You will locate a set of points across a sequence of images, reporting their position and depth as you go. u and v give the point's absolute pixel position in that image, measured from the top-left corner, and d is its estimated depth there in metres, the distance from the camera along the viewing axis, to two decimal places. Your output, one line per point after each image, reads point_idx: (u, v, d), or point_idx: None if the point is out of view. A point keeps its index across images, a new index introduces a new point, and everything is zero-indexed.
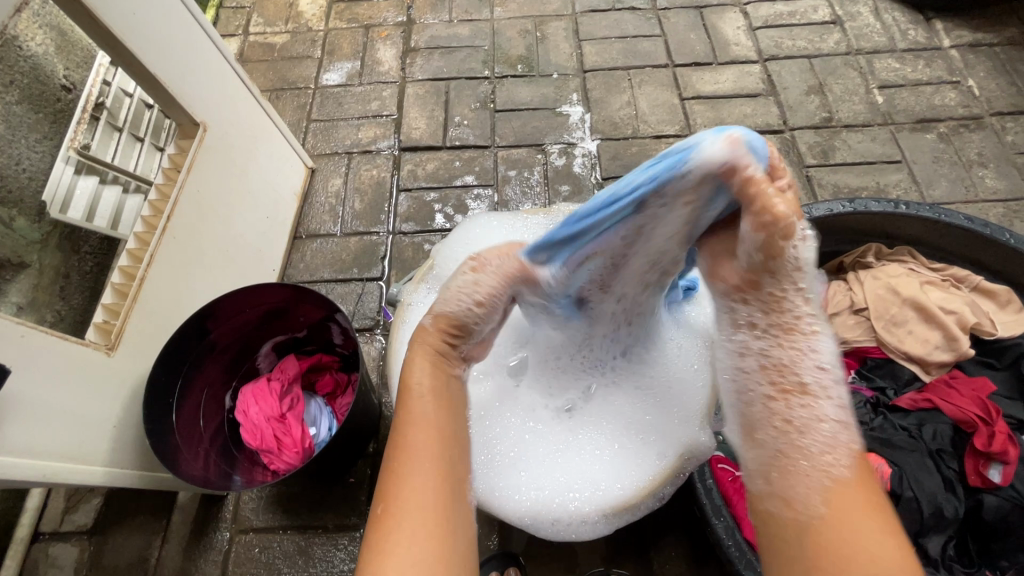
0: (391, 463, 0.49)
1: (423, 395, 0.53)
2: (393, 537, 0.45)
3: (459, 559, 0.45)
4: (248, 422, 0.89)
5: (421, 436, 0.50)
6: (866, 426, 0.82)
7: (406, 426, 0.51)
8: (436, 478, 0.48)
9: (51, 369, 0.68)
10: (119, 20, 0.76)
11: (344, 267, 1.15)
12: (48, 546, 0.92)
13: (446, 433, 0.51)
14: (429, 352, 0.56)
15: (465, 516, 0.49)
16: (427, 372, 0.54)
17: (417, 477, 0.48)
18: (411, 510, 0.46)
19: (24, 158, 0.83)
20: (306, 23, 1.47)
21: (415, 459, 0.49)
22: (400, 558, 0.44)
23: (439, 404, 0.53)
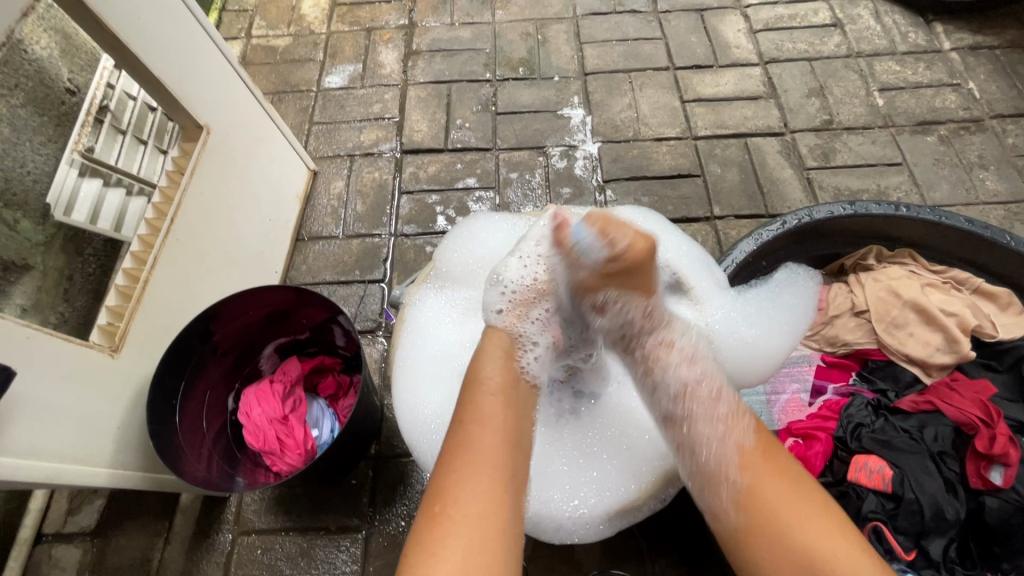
0: (449, 451, 0.58)
1: (486, 396, 0.62)
2: (450, 520, 0.53)
3: (508, 544, 0.54)
4: (251, 424, 0.90)
5: (480, 424, 0.60)
6: (867, 427, 0.82)
7: (468, 421, 0.60)
8: (491, 470, 0.57)
9: (56, 371, 0.69)
10: (123, 24, 0.76)
11: (346, 269, 1.15)
12: (51, 547, 0.92)
13: (503, 431, 0.60)
14: (493, 348, 0.69)
15: (518, 504, 0.58)
16: (496, 368, 0.66)
17: (475, 466, 0.57)
18: (466, 497, 0.54)
19: (29, 161, 0.84)
20: (309, 26, 1.48)
21: (472, 451, 0.58)
22: (456, 526, 0.53)
23: (498, 398, 0.63)
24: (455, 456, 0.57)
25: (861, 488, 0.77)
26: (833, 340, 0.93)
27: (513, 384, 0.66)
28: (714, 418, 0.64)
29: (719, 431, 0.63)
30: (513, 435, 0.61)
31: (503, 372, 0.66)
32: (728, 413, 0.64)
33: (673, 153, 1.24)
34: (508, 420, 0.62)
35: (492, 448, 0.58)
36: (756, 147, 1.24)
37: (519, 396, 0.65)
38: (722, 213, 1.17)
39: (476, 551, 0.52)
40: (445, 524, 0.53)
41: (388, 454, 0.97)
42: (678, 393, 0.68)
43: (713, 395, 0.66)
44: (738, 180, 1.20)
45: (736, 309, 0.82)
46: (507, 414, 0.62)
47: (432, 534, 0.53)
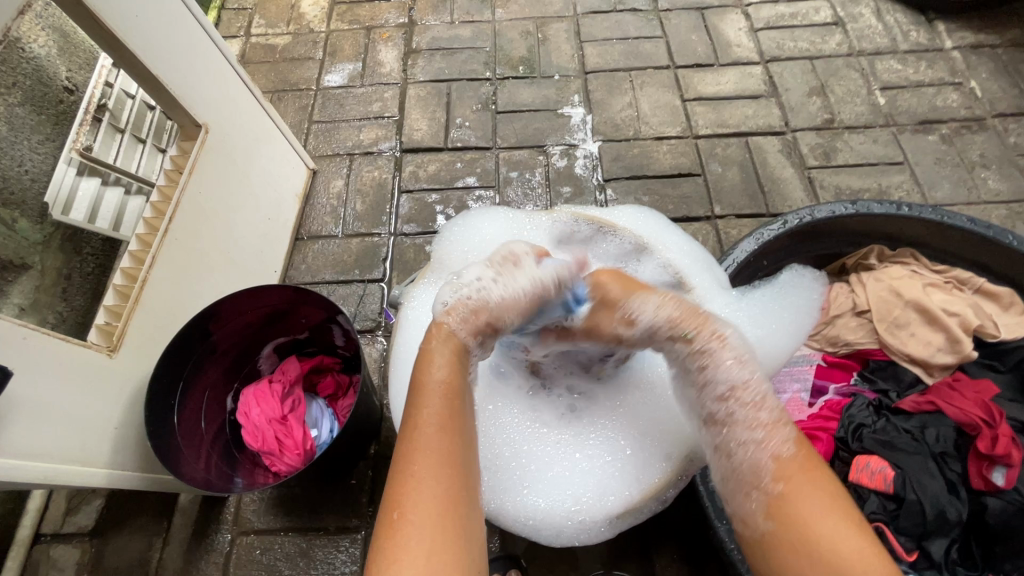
0: (400, 456, 0.57)
1: (432, 396, 0.60)
2: (406, 527, 0.52)
3: (465, 544, 0.53)
4: (250, 423, 0.89)
5: (433, 425, 0.58)
6: (868, 427, 0.82)
7: (414, 424, 0.58)
8: (445, 473, 0.56)
9: (54, 371, 0.68)
10: (122, 23, 0.76)
11: (346, 269, 1.15)
12: (49, 548, 0.92)
13: (451, 430, 0.59)
14: (440, 348, 0.64)
15: (472, 505, 0.57)
16: (442, 368, 0.62)
17: (427, 470, 0.55)
18: (420, 502, 0.54)
19: (26, 159, 0.84)
20: (308, 25, 1.47)
21: (423, 454, 0.56)
22: (414, 530, 0.52)
23: (448, 398, 0.61)
24: (406, 462, 0.56)
25: (862, 489, 0.77)
26: (835, 340, 0.93)
27: (459, 383, 0.63)
28: (753, 423, 0.62)
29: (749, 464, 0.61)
30: (461, 432, 0.59)
31: (452, 369, 0.63)
32: (769, 420, 0.62)
33: (674, 152, 1.24)
34: (456, 418, 0.60)
35: (442, 449, 0.57)
36: (757, 146, 1.24)
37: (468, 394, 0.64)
38: (722, 212, 1.16)
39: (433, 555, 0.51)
40: (402, 532, 0.52)
41: (388, 454, 0.97)
42: (722, 393, 0.65)
43: (757, 400, 0.64)
44: (739, 179, 1.20)
45: (739, 309, 0.82)
46: (454, 412, 0.60)
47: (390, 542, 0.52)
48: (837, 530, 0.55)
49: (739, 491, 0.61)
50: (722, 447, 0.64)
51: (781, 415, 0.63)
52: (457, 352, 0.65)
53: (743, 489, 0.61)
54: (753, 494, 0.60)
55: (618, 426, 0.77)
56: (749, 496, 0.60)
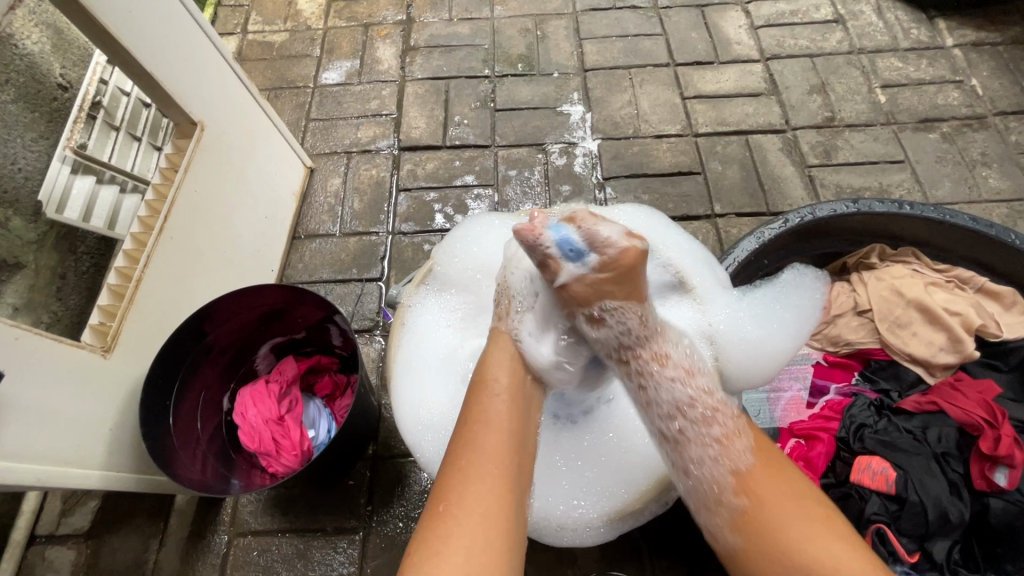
0: (453, 450, 0.59)
1: (491, 398, 0.63)
2: (455, 517, 0.53)
3: (511, 542, 0.54)
4: (247, 424, 0.88)
5: (485, 425, 0.60)
6: (870, 427, 0.81)
7: (471, 420, 0.61)
8: (498, 469, 0.57)
9: (48, 372, 0.68)
10: (116, 19, 0.75)
11: (343, 267, 1.14)
12: (44, 549, 0.91)
13: (508, 431, 0.61)
14: (502, 351, 0.69)
15: (521, 506, 0.58)
16: (503, 371, 0.67)
17: (480, 465, 0.57)
18: (471, 495, 0.55)
19: (20, 157, 0.82)
20: (306, 22, 1.46)
21: (477, 449, 0.58)
22: (460, 526, 0.53)
23: (502, 403, 0.63)
24: (461, 456, 0.58)
25: (864, 490, 0.76)
26: (835, 339, 0.93)
27: (519, 386, 0.66)
28: (707, 439, 0.64)
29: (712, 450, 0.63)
30: (519, 435, 0.62)
31: (510, 378, 0.66)
32: (723, 435, 0.63)
33: (673, 150, 1.23)
34: (513, 422, 0.62)
35: (497, 447, 0.59)
36: (757, 144, 1.23)
37: (523, 402, 0.66)
38: (722, 211, 1.16)
39: (478, 547, 0.52)
40: (451, 522, 0.53)
41: (385, 454, 0.96)
42: (671, 411, 0.66)
43: (708, 415, 0.65)
44: (739, 177, 1.19)
45: (741, 310, 0.82)
46: (512, 414, 0.63)
47: (435, 530, 0.53)
48: (826, 548, 0.55)
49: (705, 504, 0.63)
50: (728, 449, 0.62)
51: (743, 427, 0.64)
52: (518, 356, 0.69)
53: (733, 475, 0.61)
54: (726, 501, 0.61)
55: (618, 428, 0.77)
56: (721, 503, 0.62)
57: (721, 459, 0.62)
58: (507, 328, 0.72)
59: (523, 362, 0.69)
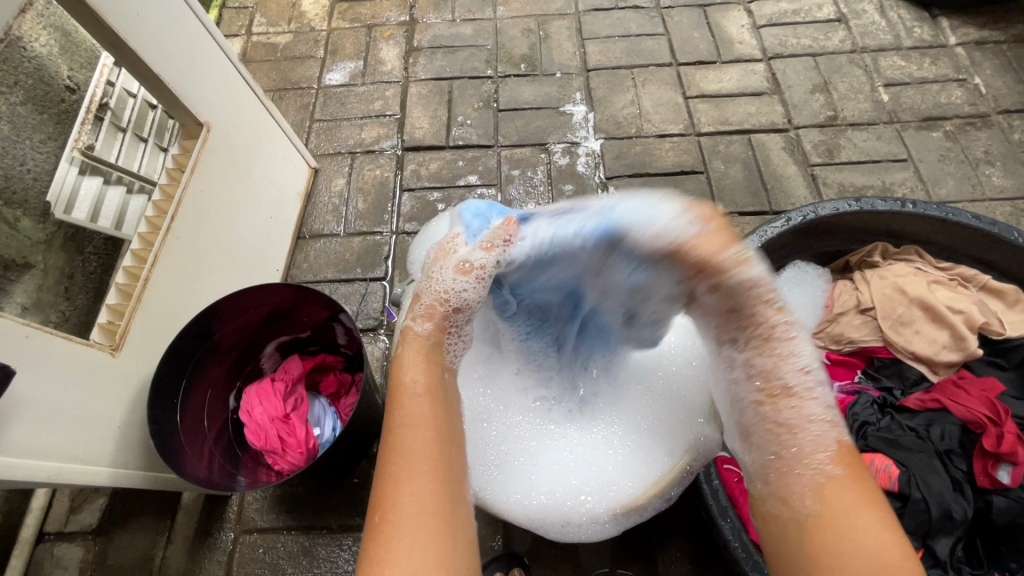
0: (382, 462, 0.55)
1: (410, 398, 0.58)
2: (396, 527, 0.50)
3: (454, 535, 0.52)
4: (253, 422, 0.89)
5: (411, 425, 0.57)
6: (872, 425, 0.81)
7: (395, 425, 0.57)
8: (429, 466, 0.54)
9: (55, 371, 0.68)
10: (123, 21, 0.76)
11: (348, 267, 1.15)
12: (53, 546, 0.92)
13: (433, 427, 0.57)
14: (414, 350, 0.63)
15: (455, 499, 0.55)
16: (417, 370, 0.61)
17: (414, 465, 0.54)
18: (405, 505, 0.51)
19: (28, 159, 0.84)
20: (309, 23, 1.47)
21: (407, 453, 0.55)
22: (400, 533, 0.50)
23: (424, 400, 0.59)
24: (390, 463, 0.54)
25: None
26: (838, 338, 0.93)
27: (437, 381, 0.62)
28: (811, 414, 0.56)
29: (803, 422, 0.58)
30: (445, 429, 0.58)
31: (427, 374, 0.61)
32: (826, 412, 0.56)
33: (676, 149, 1.24)
34: (438, 416, 0.59)
35: (425, 445, 0.56)
36: (760, 143, 1.23)
37: (444, 393, 0.62)
38: (725, 210, 1.16)
39: (425, 551, 0.49)
40: (394, 531, 0.50)
41: None
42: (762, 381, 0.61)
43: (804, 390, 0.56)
44: (742, 176, 1.20)
45: None
46: (433, 408, 0.59)
47: (378, 549, 0.50)
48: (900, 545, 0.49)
49: (776, 480, 0.56)
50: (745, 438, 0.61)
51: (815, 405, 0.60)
52: (431, 358, 0.63)
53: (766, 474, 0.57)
54: (803, 474, 0.54)
55: (623, 426, 0.78)
56: (795, 476, 0.54)
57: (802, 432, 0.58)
58: (418, 329, 0.63)
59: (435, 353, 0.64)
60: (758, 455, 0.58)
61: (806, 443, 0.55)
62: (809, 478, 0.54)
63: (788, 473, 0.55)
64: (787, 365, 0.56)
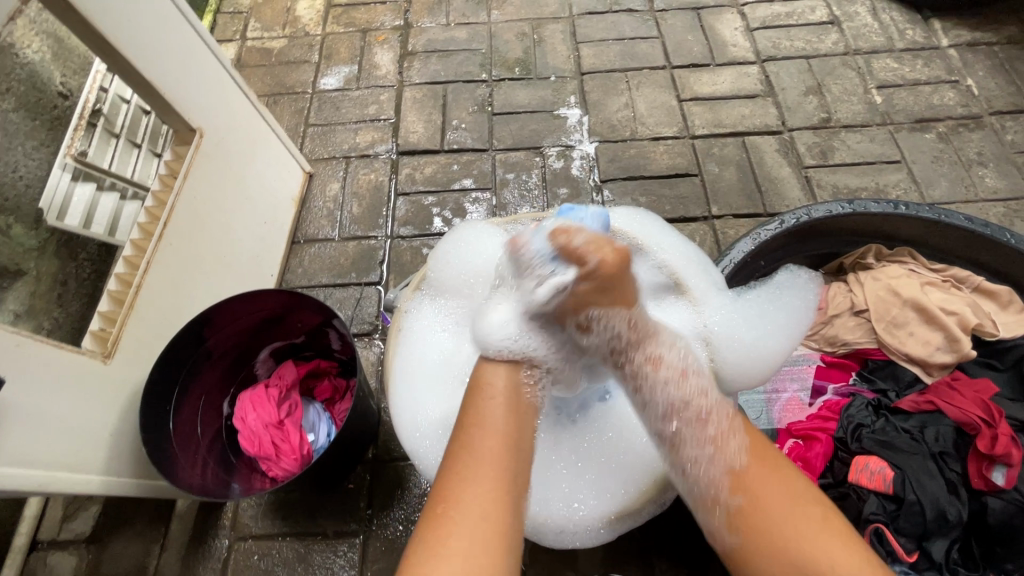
0: (456, 451, 0.60)
1: (493, 404, 0.64)
2: (453, 516, 0.54)
3: (507, 547, 0.54)
4: (247, 428, 0.89)
5: (484, 430, 0.61)
6: (867, 427, 0.81)
7: (471, 423, 0.62)
8: (495, 470, 0.58)
9: (49, 379, 0.68)
10: (113, 26, 0.76)
11: (342, 271, 1.14)
12: (46, 555, 0.92)
13: (504, 433, 0.61)
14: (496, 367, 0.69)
15: (519, 509, 0.58)
16: (500, 378, 0.67)
17: (481, 464, 0.58)
18: (469, 498, 0.56)
19: (21, 165, 0.83)
20: (304, 28, 1.47)
21: (475, 453, 0.59)
22: (458, 530, 0.53)
23: (504, 408, 0.64)
24: (460, 457, 0.59)
25: (861, 490, 0.76)
26: (833, 340, 0.93)
27: (518, 395, 0.66)
28: (702, 439, 0.64)
29: (708, 451, 0.64)
30: (516, 441, 0.62)
31: (510, 384, 0.67)
32: (716, 434, 0.64)
33: (670, 152, 1.24)
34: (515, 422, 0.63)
35: (494, 448, 0.60)
36: (754, 145, 1.24)
37: (525, 405, 0.67)
38: (720, 212, 1.16)
39: (478, 547, 0.53)
40: (450, 517, 0.54)
41: (385, 457, 0.96)
42: (666, 412, 0.67)
43: (704, 416, 0.66)
44: (736, 179, 1.20)
45: (736, 310, 0.82)
46: (512, 420, 0.63)
47: (434, 531, 0.54)
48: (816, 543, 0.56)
49: (701, 508, 0.64)
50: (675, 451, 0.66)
51: (728, 425, 0.65)
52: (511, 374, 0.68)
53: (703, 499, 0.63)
54: (716, 509, 0.63)
55: (618, 432, 0.77)
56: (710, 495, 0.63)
57: (716, 457, 0.63)
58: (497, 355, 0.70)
59: (517, 379, 0.68)
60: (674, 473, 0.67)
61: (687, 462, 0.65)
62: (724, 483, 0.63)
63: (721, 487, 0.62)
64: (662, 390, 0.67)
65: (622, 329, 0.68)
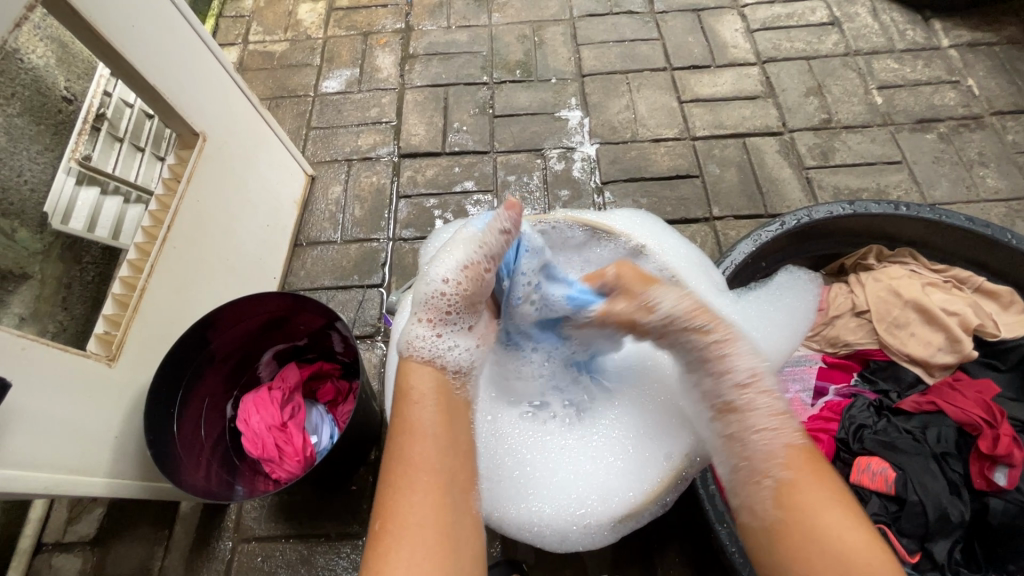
0: (390, 463, 0.59)
1: (420, 410, 0.62)
2: (392, 536, 0.54)
3: (456, 547, 0.55)
4: (250, 431, 0.89)
5: (414, 436, 0.60)
6: (869, 428, 0.81)
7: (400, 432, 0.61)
8: (429, 478, 0.57)
9: (52, 383, 0.68)
10: (118, 32, 0.76)
11: (345, 274, 1.15)
12: (51, 557, 0.92)
13: (436, 434, 0.61)
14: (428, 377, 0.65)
15: (461, 507, 0.58)
16: (426, 379, 0.65)
17: (417, 473, 0.57)
18: (405, 508, 0.55)
19: (26, 170, 0.84)
20: (306, 31, 1.48)
21: (408, 462, 0.58)
22: (398, 543, 0.53)
23: (430, 410, 0.62)
24: (394, 472, 0.58)
25: (863, 491, 0.77)
26: (834, 340, 0.93)
27: (444, 393, 0.65)
28: (771, 410, 0.63)
29: (773, 422, 0.62)
30: (447, 439, 0.61)
31: (434, 381, 0.65)
32: (776, 408, 0.63)
33: (671, 154, 1.24)
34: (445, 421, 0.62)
35: (428, 456, 0.58)
36: (755, 147, 1.24)
37: (451, 400, 0.65)
38: (721, 213, 1.16)
39: (424, 556, 0.53)
40: (393, 535, 0.54)
41: None
42: (739, 383, 0.65)
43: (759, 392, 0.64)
44: (737, 180, 1.20)
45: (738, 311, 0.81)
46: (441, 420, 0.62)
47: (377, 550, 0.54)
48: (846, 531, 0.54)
49: (744, 488, 0.61)
50: (736, 436, 0.63)
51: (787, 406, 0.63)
52: (443, 383, 0.66)
53: (750, 473, 0.60)
54: (763, 483, 0.59)
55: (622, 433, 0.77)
56: (758, 485, 0.59)
57: (776, 429, 0.61)
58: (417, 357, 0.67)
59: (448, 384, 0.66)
60: (731, 461, 0.63)
61: (755, 448, 0.61)
62: (766, 488, 0.58)
63: (755, 479, 0.60)
64: (728, 380, 0.65)
65: (680, 304, 0.68)
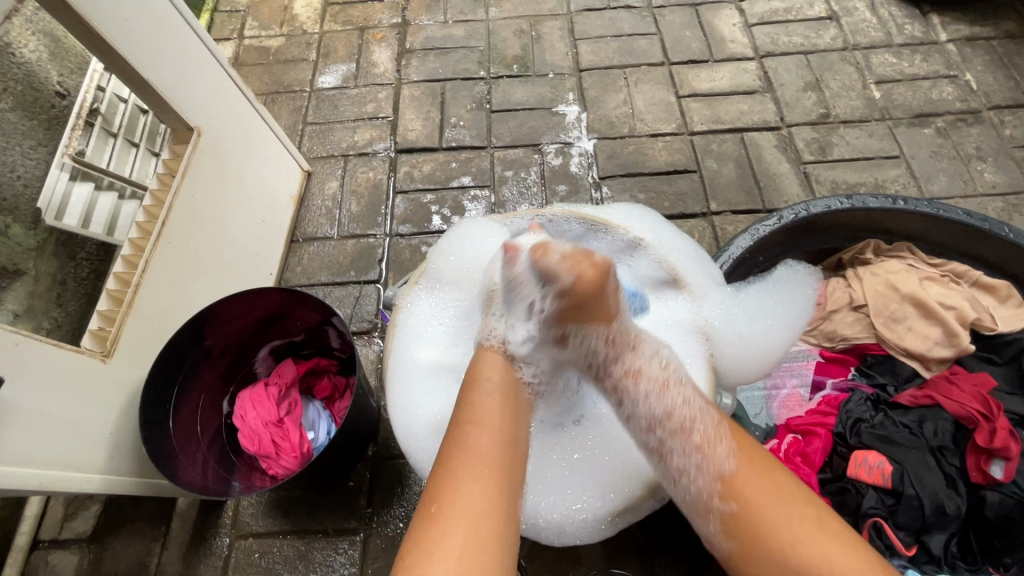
0: (449, 448, 0.60)
1: (482, 398, 0.64)
2: (445, 519, 0.54)
3: (503, 550, 0.54)
4: (247, 426, 0.89)
5: (479, 427, 0.61)
6: (866, 422, 0.81)
7: (464, 420, 0.62)
8: (488, 470, 0.58)
9: (47, 379, 0.68)
10: (111, 25, 0.76)
11: (342, 269, 1.14)
12: (47, 554, 0.92)
13: (500, 430, 0.62)
14: (495, 367, 0.69)
15: (514, 505, 0.58)
16: (496, 371, 0.68)
17: (471, 465, 0.58)
18: (461, 495, 0.56)
19: (18, 165, 0.83)
20: (301, 26, 1.47)
21: (470, 451, 0.59)
22: (452, 526, 0.54)
23: (496, 403, 0.64)
24: (453, 458, 0.59)
25: (859, 484, 0.76)
26: (831, 335, 0.93)
27: (511, 386, 0.67)
28: (688, 449, 0.63)
29: (695, 459, 0.62)
30: (509, 436, 0.62)
31: (504, 374, 0.68)
32: (704, 442, 0.63)
33: (669, 148, 1.24)
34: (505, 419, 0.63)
35: (489, 449, 0.60)
36: (753, 142, 1.24)
37: (518, 398, 0.67)
38: (718, 208, 1.16)
39: (471, 551, 0.53)
40: (443, 519, 0.54)
41: (385, 455, 0.96)
42: (650, 423, 0.66)
43: (688, 423, 0.64)
44: (735, 175, 1.20)
45: (734, 305, 0.82)
46: (503, 415, 0.63)
47: (427, 531, 0.54)
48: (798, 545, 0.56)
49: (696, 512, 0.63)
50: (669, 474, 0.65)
51: (716, 431, 0.63)
52: (507, 369, 0.70)
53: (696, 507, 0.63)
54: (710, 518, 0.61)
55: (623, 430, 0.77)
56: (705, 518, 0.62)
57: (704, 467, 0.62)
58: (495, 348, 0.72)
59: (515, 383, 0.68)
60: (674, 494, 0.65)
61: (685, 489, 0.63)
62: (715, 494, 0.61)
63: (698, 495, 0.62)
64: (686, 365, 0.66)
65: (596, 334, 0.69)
